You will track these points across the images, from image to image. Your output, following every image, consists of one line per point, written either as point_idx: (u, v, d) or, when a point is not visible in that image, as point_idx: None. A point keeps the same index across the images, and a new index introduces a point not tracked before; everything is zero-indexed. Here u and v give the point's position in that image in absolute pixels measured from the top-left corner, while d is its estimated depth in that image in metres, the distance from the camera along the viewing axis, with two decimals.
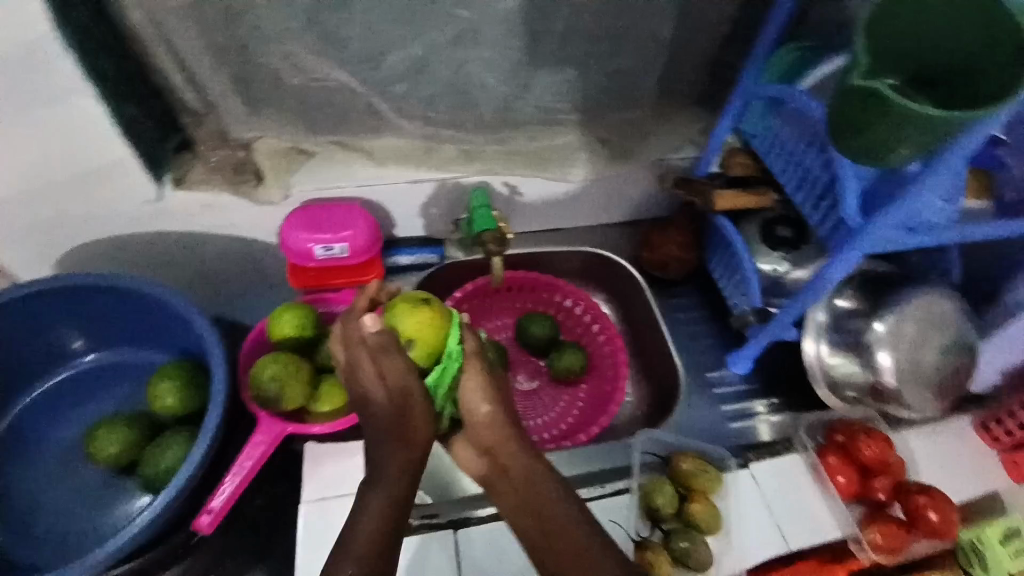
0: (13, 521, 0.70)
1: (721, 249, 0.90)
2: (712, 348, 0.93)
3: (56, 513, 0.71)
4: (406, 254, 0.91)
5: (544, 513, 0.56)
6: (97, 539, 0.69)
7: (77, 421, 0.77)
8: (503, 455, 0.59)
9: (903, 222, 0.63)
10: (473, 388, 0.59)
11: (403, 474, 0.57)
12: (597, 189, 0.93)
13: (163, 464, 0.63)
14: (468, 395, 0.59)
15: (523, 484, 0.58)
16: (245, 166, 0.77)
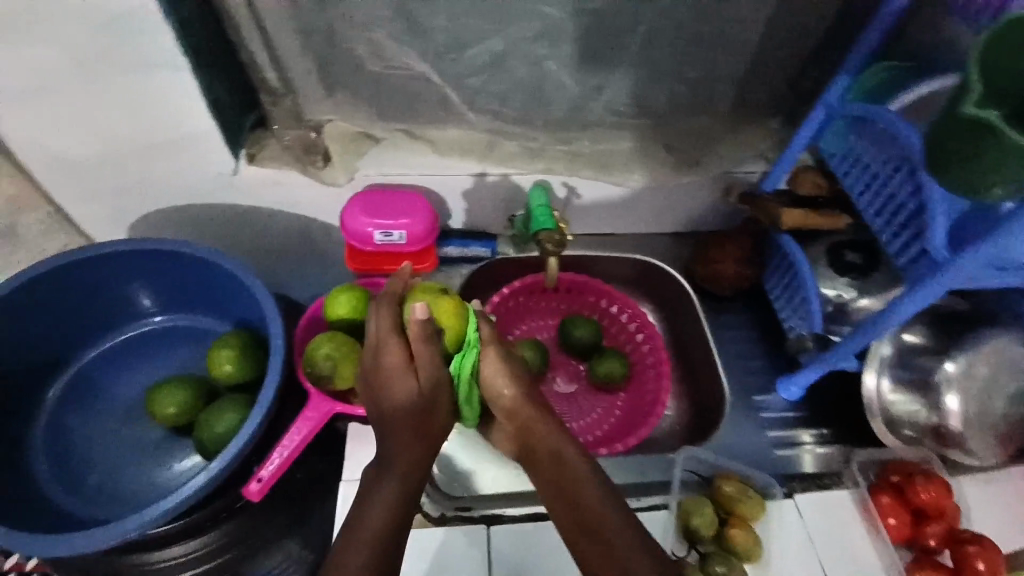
0: (76, 467, 0.74)
1: (781, 270, 0.87)
2: (760, 370, 0.90)
3: (114, 464, 0.74)
4: (458, 245, 0.90)
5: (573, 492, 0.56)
6: (149, 493, 0.73)
7: (138, 378, 0.81)
8: (530, 431, 0.60)
9: (992, 261, 0.60)
10: (493, 371, 0.61)
11: (413, 468, 0.58)
12: (657, 196, 0.91)
13: (219, 428, 0.65)
14: (489, 380, 0.61)
15: (552, 461, 0.59)
16: (316, 146, 0.78)
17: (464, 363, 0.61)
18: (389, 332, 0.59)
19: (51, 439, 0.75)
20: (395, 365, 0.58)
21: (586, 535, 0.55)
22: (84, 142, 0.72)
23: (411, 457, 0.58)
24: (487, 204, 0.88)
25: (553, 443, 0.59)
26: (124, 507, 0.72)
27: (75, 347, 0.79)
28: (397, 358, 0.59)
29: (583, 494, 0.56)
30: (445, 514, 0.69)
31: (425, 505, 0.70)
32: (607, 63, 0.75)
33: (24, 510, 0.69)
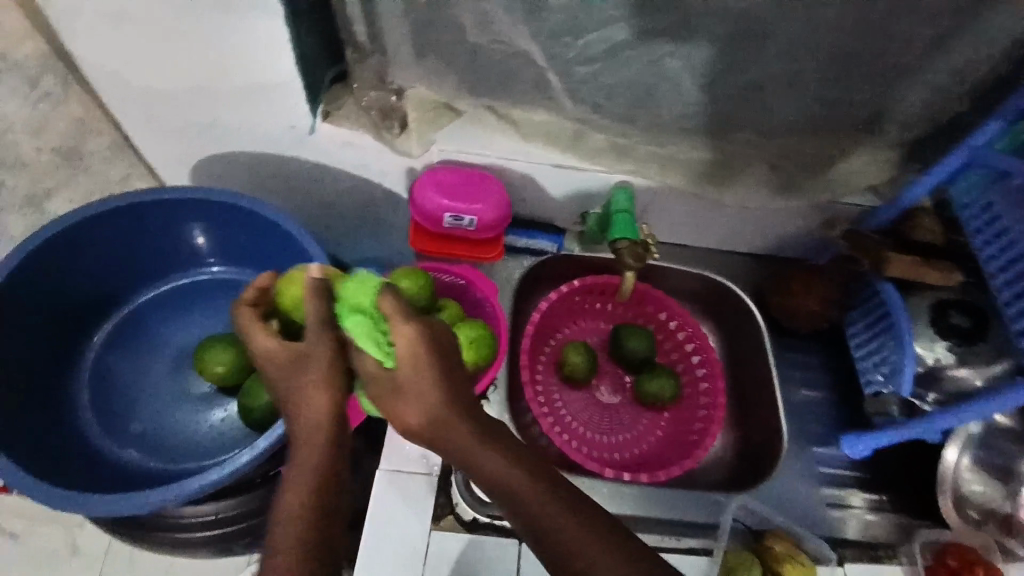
0: (118, 411, 0.74)
1: (877, 318, 0.80)
2: (822, 418, 0.84)
3: (153, 412, 0.74)
4: (523, 236, 0.86)
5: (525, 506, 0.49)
6: (186, 445, 0.73)
7: (187, 327, 0.80)
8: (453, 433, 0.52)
9: None
10: (392, 398, 0.52)
11: (322, 475, 0.51)
12: (743, 215, 0.84)
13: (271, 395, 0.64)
14: (391, 409, 0.52)
15: (477, 468, 0.51)
16: (392, 113, 0.74)
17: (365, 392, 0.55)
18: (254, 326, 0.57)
19: (98, 378, 0.75)
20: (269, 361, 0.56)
21: (540, 546, 0.48)
22: (160, 79, 0.69)
23: (318, 467, 0.51)
24: (560, 196, 0.83)
25: (474, 445, 0.51)
26: (161, 456, 0.72)
27: (129, 285, 0.79)
28: (264, 353, 0.56)
29: (531, 503, 0.49)
30: (478, 520, 0.65)
31: (458, 506, 0.66)
32: (733, 70, 0.66)
33: (65, 446, 0.70)
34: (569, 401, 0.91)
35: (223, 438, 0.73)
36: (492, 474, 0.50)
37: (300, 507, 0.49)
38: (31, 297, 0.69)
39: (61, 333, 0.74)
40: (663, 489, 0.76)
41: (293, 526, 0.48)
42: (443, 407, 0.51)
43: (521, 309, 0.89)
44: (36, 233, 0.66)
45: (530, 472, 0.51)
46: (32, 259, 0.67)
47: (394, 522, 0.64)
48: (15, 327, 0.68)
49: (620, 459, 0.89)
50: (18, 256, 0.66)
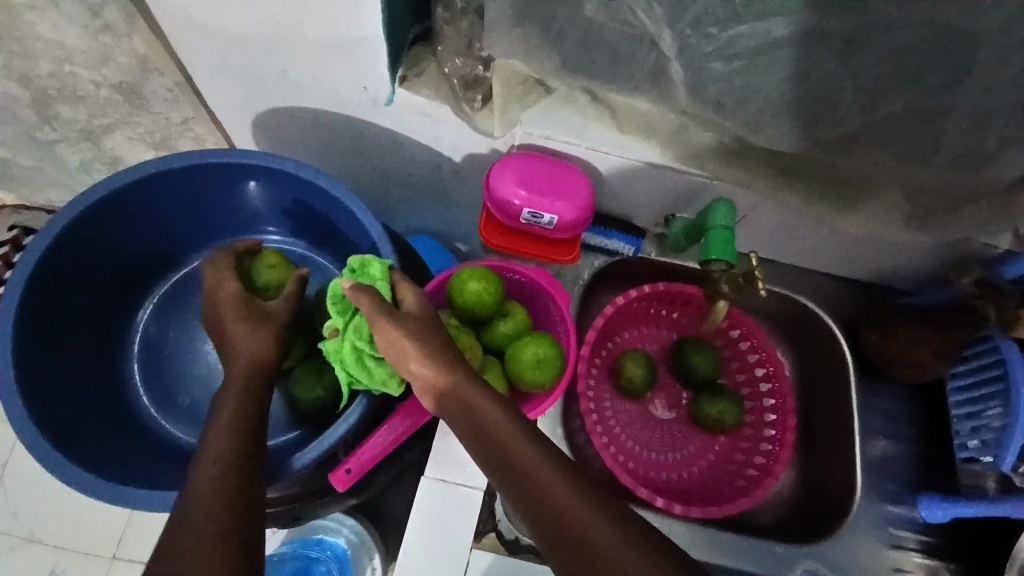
0: (162, 384, 0.75)
1: (990, 378, 0.70)
2: (899, 472, 0.76)
3: (197, 385, 0.75)
4: (599, 235, 0.78)
5: (555, 507, 0.46)
6: None
7: None
8: (469, 406, 0.52)
9: None
10: (389, 340, 0.55)
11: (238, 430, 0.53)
12: (851, 239, 0.75)
13: (315, 393, 0.66)
14: (391, 351, 0.55)
15: (511, 463, 0.49)
16: (478, 84, 0.65)
17: (344, 349, 0.59)
18: (229, 271, 0.64)
19: (146, 350, 0.77)
20: (232, 304, 0.62)
21: (572, 558, 0.44)
22: (229, 23, 0.61)
23: (235, 424, 0.54)
24: (649, 193, 0.75)
25: (509, 437, 0.50)
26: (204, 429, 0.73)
27: (185, 244, 0.78)
28: (230, 297, 0.62)
29: (563, 511, 0.45)
30: (520, 542, 0.64)
31: (501, 523, 0.64)
32: (911, 89, 0.52)
33: (112, 414, 0.72)
34: (619, 410, 0.85)
35: (284, 414, 0.73)
36: (526, 470, 0.48)
37: (216, 453, 0.51)
38: (66, 273, 0.67)
39: (103, 298, 0.73)
40: (720, 534, 0.72)
41: (221, 441, 0.52)
42: (434, 351, 0.54)
43: (585, 309, 0.82)
44: (84, 194, 0.64)
45: (568, 475, 0.48)
46: (62, 239, 0.65)
47: (434, 535, 0.61)
48: (55, 299, 0.67)
49: (666, 482, 0.83)
50: (45, 239, 0.64)
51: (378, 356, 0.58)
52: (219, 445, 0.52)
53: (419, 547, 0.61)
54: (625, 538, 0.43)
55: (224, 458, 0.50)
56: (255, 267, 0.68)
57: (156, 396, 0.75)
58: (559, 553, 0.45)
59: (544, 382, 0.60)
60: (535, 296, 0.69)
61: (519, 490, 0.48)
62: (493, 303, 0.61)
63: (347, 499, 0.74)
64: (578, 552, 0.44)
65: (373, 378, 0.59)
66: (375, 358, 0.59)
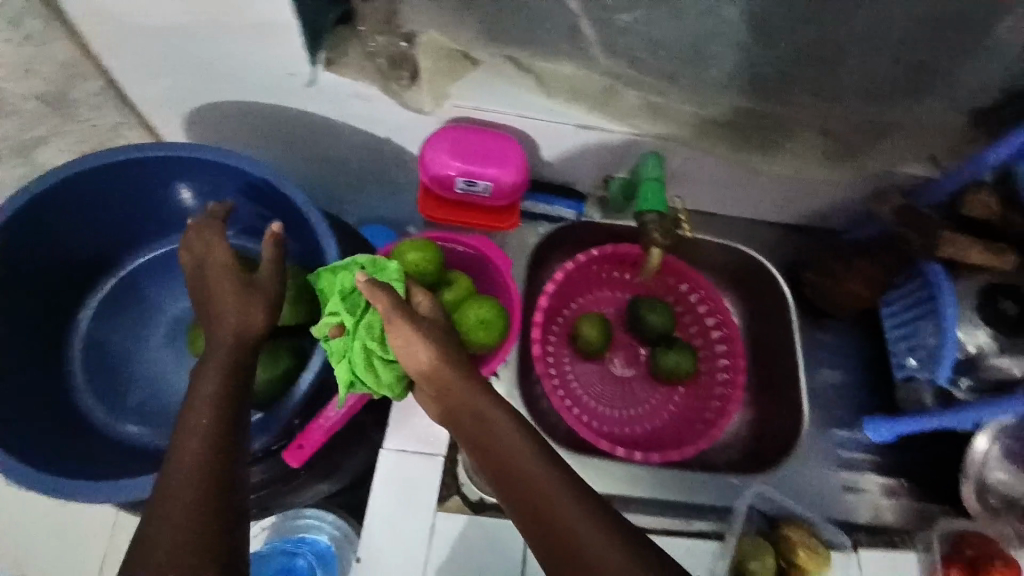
0: (110, 390, 0.74)
1: (921, 300, 0.74)
2: (846, 400, 0.80)
3: (146, 390, 0.74)
4: (540, 202, 0.80)
5: (546, 509, 0.48)
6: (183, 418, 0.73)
7: (179, 293, 0.79)
8: (465, 402, 0.54)
9: None
10: (405, 342, 0.54)
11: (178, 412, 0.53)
12: (780, 182, 0.78)
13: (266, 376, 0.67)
14: (404, 350, 0.55)
15: (508, 466, 0.51)
16: (404, 61, 0.67)
17: (354, 346, 0.59)
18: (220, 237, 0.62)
19: (91, 358, 0.75)
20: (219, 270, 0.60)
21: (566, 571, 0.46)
22: (142, 16, 0.61)
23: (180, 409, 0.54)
24: (586, 156, 0.77)
25: (506, 439, 0.52)
26: (160, 429, 0.73)
27: (124, 246, 0.78)
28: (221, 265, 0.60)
29: (552, 514, 0.48)
30: (485, 501, 0.63)
31: (465, 486, 0.64)
32: None
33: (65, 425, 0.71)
34: (580, 372, 0.87)
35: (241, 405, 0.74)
36: (526, 479, 0.50)
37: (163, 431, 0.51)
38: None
39: (38, 309, 0.72)
40: (665, 470, 0.73)
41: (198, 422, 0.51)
42: (448, 358, 0.55)
43: (535, 275, 0.84)
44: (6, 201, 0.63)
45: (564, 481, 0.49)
46: None
47: (400, 505, 0.62)
48: None
49: (630, 435, 0.86)
50: None
51: (388, 360, 0.59)
52: (199, 432, 0.52)
53: (386, 517, 0.62)
54: (613, 535, 0.47)
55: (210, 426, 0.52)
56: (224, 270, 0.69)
57: (104, 403, 0.73)
58: (553, 560, 0.47)
59: (489, 340, 0.62)
60: (481, 266, 0.71)
61: (514, 489, 0.50)
62: (432, 272, 0.64)
63: (317, 483, 0.75)
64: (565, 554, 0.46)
65: (378, 377, 0.59)
66: (383, 359, 0.59)
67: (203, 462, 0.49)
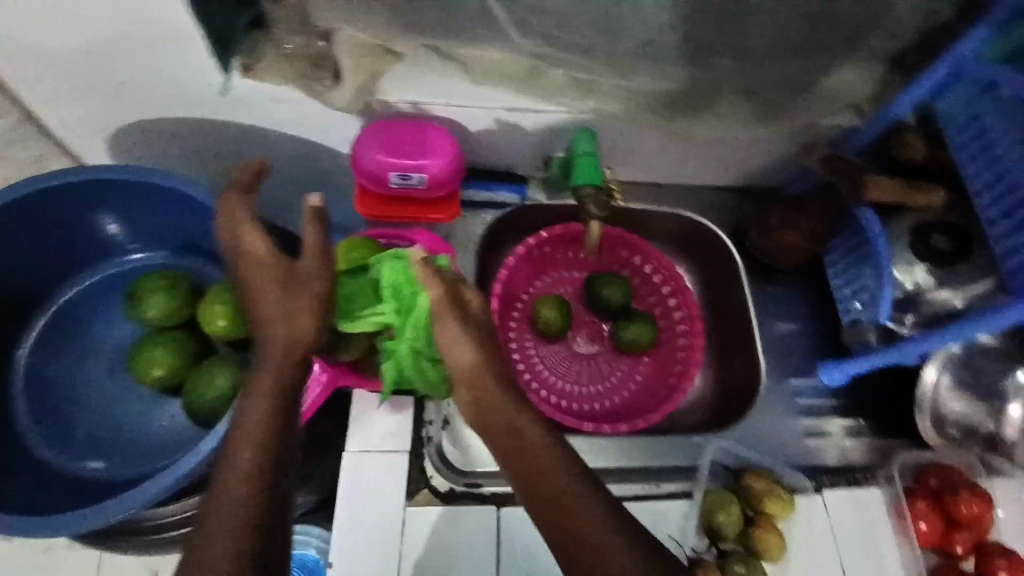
0: (57, 428, 0.72)
1: (860, 244, 0.76)
2: (801, 349, 0.83)
3: (95, 424, 0.72)
4: (482, 189, 0.80)
5: (563, 510, 0.49)
6: (138, 448, 0.72)
7: (120, 320, 0.77)
8: (487, 404, 0.55)
9: None
10: (451, 338, 0.56)
11: None
12: (716, 145, 0.79)
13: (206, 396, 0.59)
14: (445, 343, 0.56)
15: (531, 463, 0.52)
16: (325, 60, 0.67)
17: (400, 344, 0.60)
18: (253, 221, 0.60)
19: (35, 397, 0.72)
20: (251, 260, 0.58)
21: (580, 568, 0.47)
22: (39, 39, 0.59)
23: None
24: (521, 139, 0.77)
25: (527, 436, 0.53)
26: (116, 461, 0.71)
27: (54, 280, 0.75)
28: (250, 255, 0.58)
29: (569, 515, 0.49)
30: (454, 491, 0.64)
31: (433, 479, 0.64)
32: None
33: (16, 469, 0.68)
34: (545, 354, 0.88)
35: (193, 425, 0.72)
36: (546, 480, 0.51)
37: None
38: None
39: None
40: (633, 438, 0.74)
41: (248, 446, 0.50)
42: (487, 358, 0.56)
43: (487, 264, 0.84)
44: None
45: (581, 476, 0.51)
46: None
47: (369, 505, 0.62)
48: None
49: (601, 410, 0.87)
50: None
51: (433, 360, 0.61)
52: (245, 450, 0.50)
53: (354, 519, 0.61)
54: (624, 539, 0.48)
55: (263, 442, 0.51)
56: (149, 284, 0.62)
57: (50, 442, 0.71)
58: (568, 552, 0.49)
59: None
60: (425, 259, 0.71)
61: (534, 490, 0.51)
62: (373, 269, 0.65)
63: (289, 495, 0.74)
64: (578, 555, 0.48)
65: (421, 375, 0.61)
66: (430, 360, 0.61)
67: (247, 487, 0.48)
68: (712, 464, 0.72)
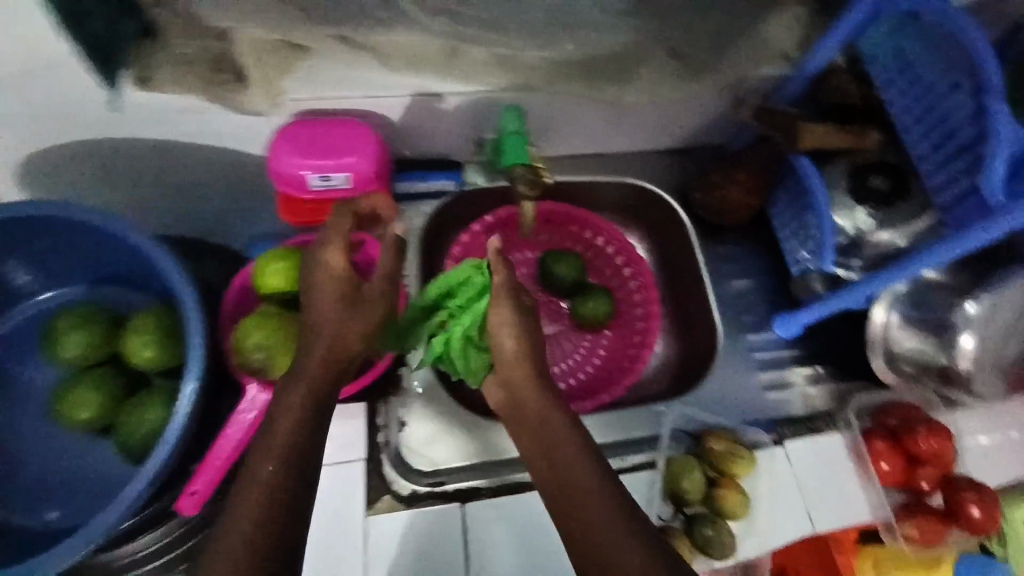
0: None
1: (800, 194, 0.75)
2: (755, 305, 0.83)
3: (30, 481, 0.65)
4: (417, 179, 0.79)
5: (580, 504, 0.47)
6: (77, 501, 0.65)
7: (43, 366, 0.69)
8: (517, 391, 0.54)
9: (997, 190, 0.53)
10: (502, 321, 0.55)
11: None
12: (651, 109, 0.77)
13: (140, 431, 0.56)
14: (496, 324, 0.55)
15: (553, 451, 0.50)
16: (225, 61, 0.61)
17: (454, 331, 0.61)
18: (340, 234, 0.54)
19: None
20: (326, 280, 0.53)
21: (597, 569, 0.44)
22: None
23: None
24: (449, 124, 0.74)
25: (554, 432, 0.51)
26: (57, 519, 0.64)
27: None
28: (328, 272, 0.53)
29: (584, 511, 0.46)
30: (417, 493, 0.64)
31: (394, 483, 0.64)
32: None
33: None
34: None
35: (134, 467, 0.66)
36: (567, 474, 0.49)
37: None
38: None
39: None
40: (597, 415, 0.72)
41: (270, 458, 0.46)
42: (533, 361, 0.54)
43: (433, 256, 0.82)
44: None
45: (603, 477, 0.48)
46: None
47: (332, 517, 0.61)
48: None
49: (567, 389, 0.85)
50: None
51: (482, 349, 0.61)
52: (266, 466, 0.46)
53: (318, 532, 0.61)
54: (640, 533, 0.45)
55: (284, 450, 0.47)
56: (66, 323, 0.59)
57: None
58: (573, 552, 0.46)
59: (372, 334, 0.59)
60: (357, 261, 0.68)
61: (555, 481, 0.49)
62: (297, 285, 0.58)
63: None
64: (592, 553, 0.45)
65: (467, 360, 0.62)
66: (477, 347, 0.61)
67: (263, 506, 0.44)
68: (674, 429, 0.72)
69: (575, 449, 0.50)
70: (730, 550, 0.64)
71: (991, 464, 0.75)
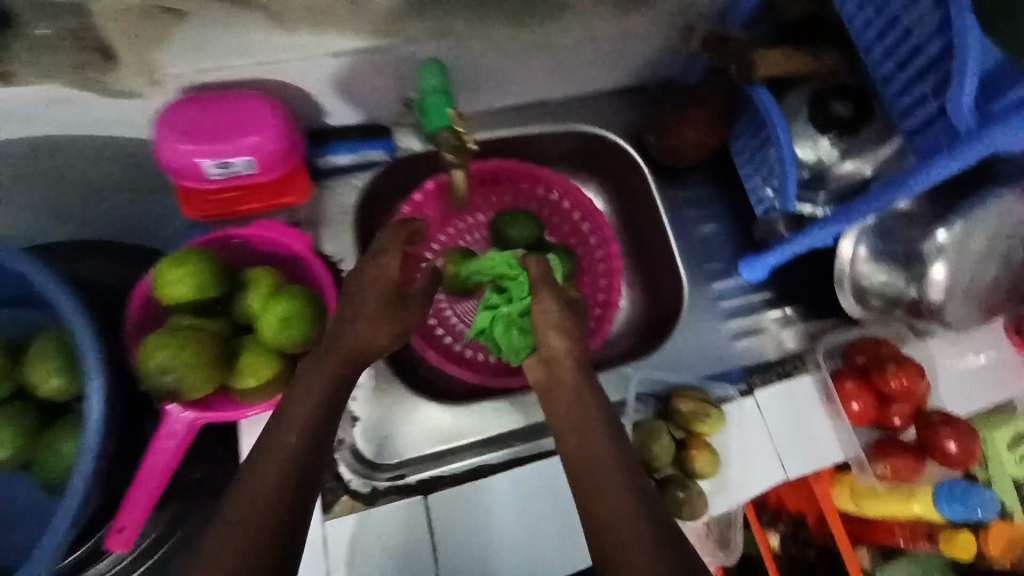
0: None
1: (759, 127, 0.69)
2: (721, 252, 0.78)
3: None
4: (343, 152, 0.70)
5: (597, 470, 0.46)
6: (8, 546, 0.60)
7: None
8: (554, 367, 0.54)
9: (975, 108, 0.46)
10: (547, 313, 0.56)
11: None
12: (593, 46, 0.70)
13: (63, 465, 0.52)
14: (541, 317, 0.57)
15: (579, 420, 0.50)
16: (87, 36, 0.52)
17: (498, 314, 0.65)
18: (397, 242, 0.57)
19: None
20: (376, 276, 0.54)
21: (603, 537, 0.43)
22: None
23: None
24: (368, 86, 0.66)
25: (587, 416, 0.51)
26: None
27: None
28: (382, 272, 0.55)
29: (601, 480, 0.46)
30: (377, 489, 0.62)
31: (352, 482, 0.61)
32: None
33: None
34: None
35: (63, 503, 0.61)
36: (588, 442, 0.48)
37: None
38: None
39: None
40: None
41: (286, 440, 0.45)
42: (577, 358, 0.55)
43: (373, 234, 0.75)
44: None
45: (622, 458, 0.47)
46: None
47: None
48: None
49: None
50: None
51: (523, 330, 0.63)
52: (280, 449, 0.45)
53: None
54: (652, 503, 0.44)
55: (299, 436, 0.46)
56: None
57: None
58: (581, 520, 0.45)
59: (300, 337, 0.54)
60: (278, 254, 0.61)
61: (576, 448, 0.49)
62: (206, 289, 0.53)
63: None
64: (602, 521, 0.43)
65: (509, 342, 0.64)
66: (519, 329, 0.64)
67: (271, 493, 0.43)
68: (641, 391, 0.70)
69: (603, 434, 0.49)
70: (701, 511, 0.62)
71: (965, 388, 0.73)
